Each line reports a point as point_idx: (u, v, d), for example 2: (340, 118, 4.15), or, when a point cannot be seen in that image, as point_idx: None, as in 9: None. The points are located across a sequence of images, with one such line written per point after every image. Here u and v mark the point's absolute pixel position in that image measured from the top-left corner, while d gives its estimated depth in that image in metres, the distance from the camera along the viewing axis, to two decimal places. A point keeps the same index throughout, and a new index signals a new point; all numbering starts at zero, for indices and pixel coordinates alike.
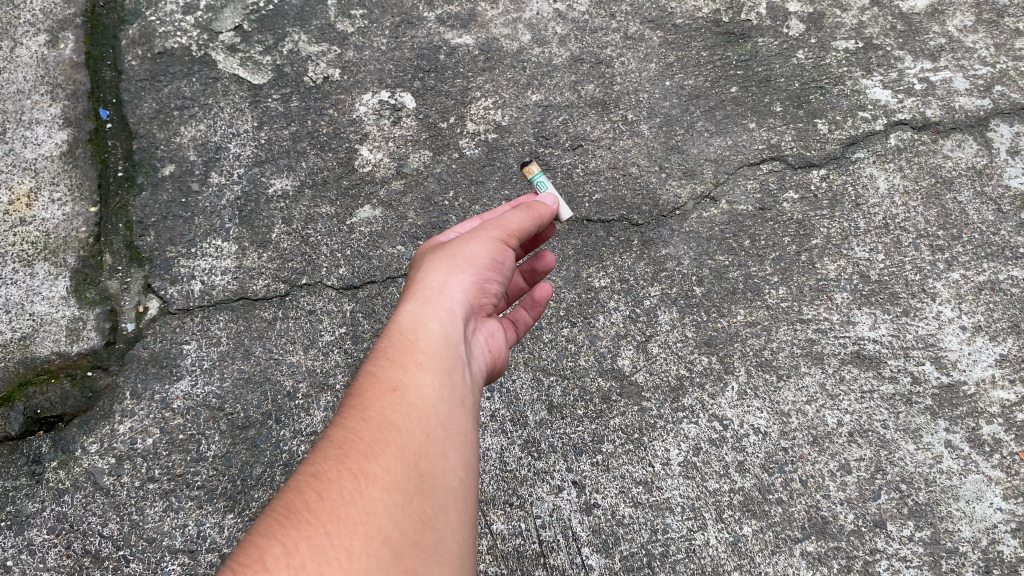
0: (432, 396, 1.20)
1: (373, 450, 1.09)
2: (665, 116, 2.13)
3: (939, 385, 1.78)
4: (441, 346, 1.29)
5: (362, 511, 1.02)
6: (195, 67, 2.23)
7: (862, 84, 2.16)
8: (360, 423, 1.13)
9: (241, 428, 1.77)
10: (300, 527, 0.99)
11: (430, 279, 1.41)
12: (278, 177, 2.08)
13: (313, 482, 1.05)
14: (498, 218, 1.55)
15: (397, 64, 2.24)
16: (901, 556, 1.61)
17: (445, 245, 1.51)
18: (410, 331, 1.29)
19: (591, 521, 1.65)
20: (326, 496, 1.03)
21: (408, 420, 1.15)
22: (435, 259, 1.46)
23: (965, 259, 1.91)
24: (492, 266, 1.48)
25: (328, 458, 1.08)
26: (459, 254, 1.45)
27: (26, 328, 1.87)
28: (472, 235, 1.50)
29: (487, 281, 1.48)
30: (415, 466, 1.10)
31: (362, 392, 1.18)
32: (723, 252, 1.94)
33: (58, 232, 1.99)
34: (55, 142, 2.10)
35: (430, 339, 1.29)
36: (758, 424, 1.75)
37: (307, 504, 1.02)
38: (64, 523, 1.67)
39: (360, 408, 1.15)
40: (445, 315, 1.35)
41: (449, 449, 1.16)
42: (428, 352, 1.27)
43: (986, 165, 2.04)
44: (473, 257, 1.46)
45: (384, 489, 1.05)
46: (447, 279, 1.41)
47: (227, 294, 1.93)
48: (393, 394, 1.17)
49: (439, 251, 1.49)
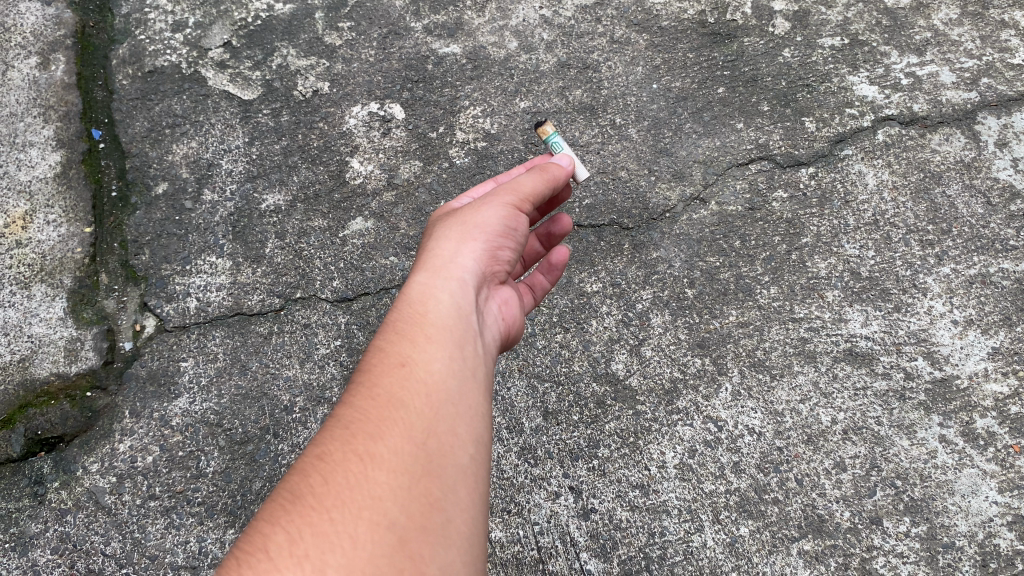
0: (442, 371, 1.17)
1: (380, 430, 1.06)
2: (653, 119, 2.13)
3: (932, 380, 1.78)
4: (452, 319, 1.26)
5: (368, 495, 0.98)
6: (185, 84, 2.24)
7: (848, 80, 2.16)
8: (367, 402, 1.10)
9: (239, 443, 1.79)
10: (305, 514, 0.96)
11: (442, 247, 1.41)
12: (271, 192, 2.09)
13: (319, 465, 1.02)
14: (509, 186, 1.55)
15: (385, 75, 2.25)
16: (898, 552, 1.62)
17: (456, 212, 1.50)
18: (420, 303, 1.27)
19: (589, 526, 1.66)
20: (332, 479, 1.00)
21: (416, 398, 1.12)
22: (446, 227, 1.46)
23: (955, 253, 1.92)
24: (503, 233, 1.48)
25: (334, 439, 1.05)
26: (470, 221, 1.44)
27: (25, 349, 1.89)
28: (484, 202, 1.50)
29: (499, 249, 1.46)
30: (424, 445, 1.07)
31: (370, 370, 1.16)
32: (714, 254, 1.95)
33: (54, 253, 2.00)
34: (49, 164, 2.11)
35: (440, 312, 1.26)
36: (753, 424, 1.75)
37: (312, 489, 0.99)
38: (67, 543, 1.69)
39: (368, 386, 1.13)
40: (456, 285, 1.33)
41: (460, 427, 1.12)
42: (439, 324, 1.24)
43: (974, 158, 2.04)
44: (484, 224, 1.45)
45: (390, 471, 1.02)
46: (458, 246, 1.40)
47: (222, 310, 1.94)
48: (401, 371, 1.14)
49: (450, 218, 1.49)
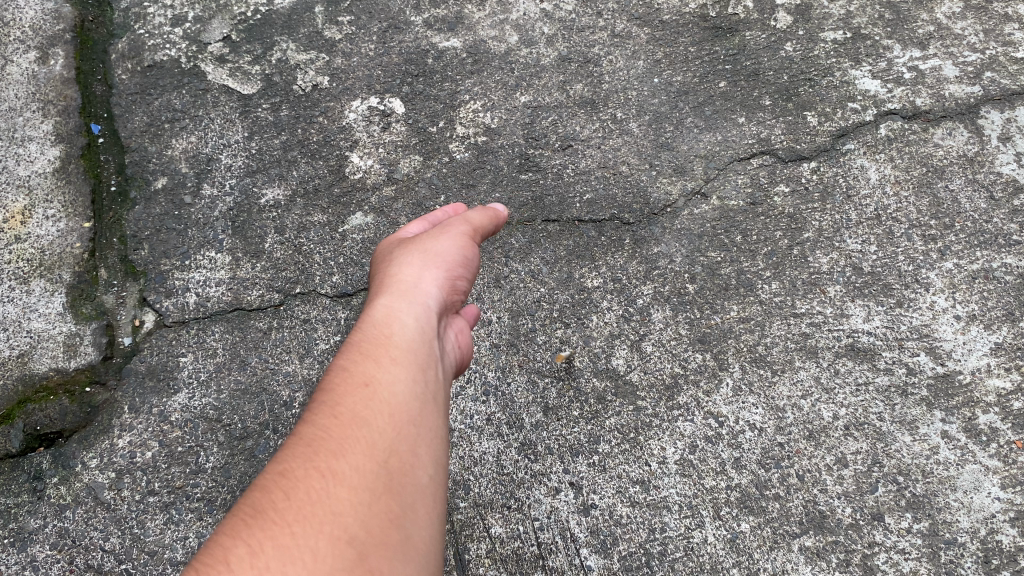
0: (405, 391, 1.13)
1: (342, 448, 1.03)
2: (654, 113, 2.12)
3: (934, 375, 1.77)
4: (416, 341, 1.22)
5: (328, 511, 0.95)
6: (184, 79, 2.23)
7: (851, 75, 2.15)
8: (331, 419, 1.07)
9: (239, 439, 1.78)
10: (266, 528, 0.93)
11: (403, 273, 1.37)
12: (270, 187, 2.08)
13: (280, 481, 0.99)
14: (465, 217, 1.53)
15: (385, 69, 2.24)
16: (899, 549, 1.61)
17: (414, 241, 1.47)
18: (385, 326, 1.22)
19: (589, 522, 1.66)
20: (293, 495, 0.97)
21: (379, 416, 1.08)
22: (405, 255, 1.42)
23: (958, 248, 1.91)
24: (461, 262, 1.43)
25: (295, 457, 1.02)
26: (430, 251, 1.41)
27: (24, 344, 1.88)
28: (442, 232, 1.47)
29: (459, 278, 1.43)
30: (386, 463, 1.03)
31: (334, 388, 1.12)
32: (715, 249, 1.94)
33: (53, 248, 2.00)
34: (48, 158, 2.10)
35: (405, 331, 1.23)
36: (754, 420, 1.75)
37: (274, 504, 0.96)
38: (66, 538, 1.69)
39: (332, 403, 1.10)
40: (419, 308, 1.29)
41: (424, 444, 1.09)
42: (403, 348, 1.20)
43: (977, 153, 2.03)
44: (443, 253, 1.42)
45: (351, 487, 0.99)
46: (419, 273, 1.36)
47: (222, 305, 1.94)
48: (365, 388, 1.11)
49: (409, 246, 1.45)
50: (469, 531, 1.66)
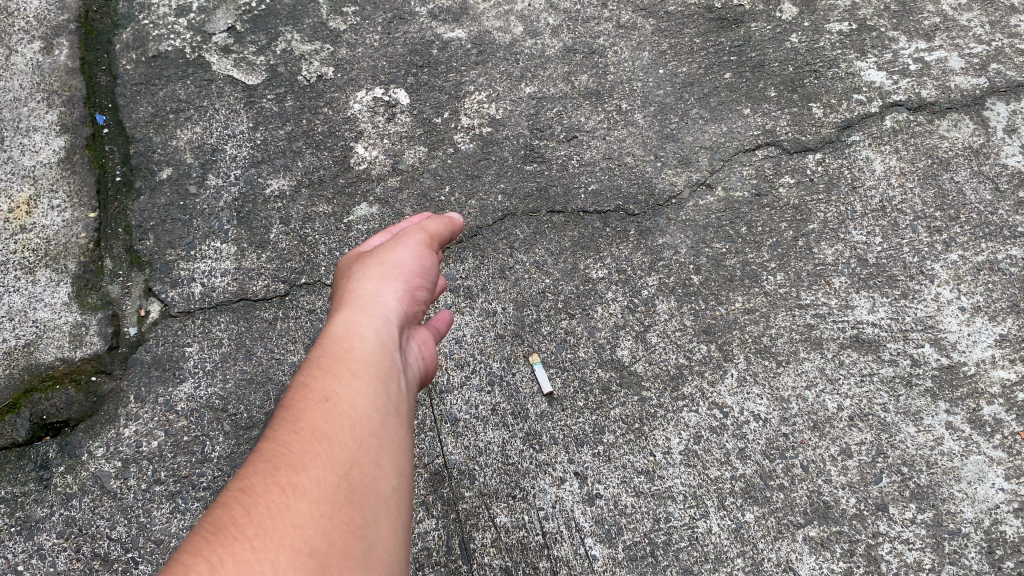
0: (367, 405, 1.11)
1: (303, 463, 1.01)
2: (659, 104, 2.12)
3: (939, 367, 1.77)
4: (377, 354, 1.19)
5: (289, 524, 0.94)
6: (189, 69, 2.23)
7: (856, 66, 2.14)
8: (291, 434, 1.05)
9: (245, 429, 1.79)
10: (226, 544, 0.92)
11: (361, 287, 1.32)
12: (275, 177, 2.08)
13: (241, 498, 0.98)
14: (420, 227, 1.48)
15: (389, 60, 2.23)
16: (903, 539, 1.62)
17: (370, 254, 1.42)
18: (345, 340, 1.19)
19: (593, 512, 1.67)
20: (254, 511, 0.95)
21: (340, 430, 1.06)
22: (363, 269, 1.37)
23: (963, 240, 1.91)
24: (421, 273, 1.39)
25: (255, 473, 1.00)
26: (388, 263, 1.37)
27: (30, 334, 1.89)
28: (399, 243, 1.43)
29: (419, 289, 1.38)
30: (347, 476, 1.01)
31: (294, 403, 1.10)
32: (720, 240, 1.94)
33: (58, 238, 2.00)
34: (53, 149, 2.11)
35: (366, 343, 1.20)
36: (758, 410, 1.75)
37: (235, 521, 0.95)
38: (73, 527, 1.69)
39: (292, 419, 1.08)
40: (380, 319, 1.25)
41: (386, 457, 1.07)
42: (363, 362, 1.17)
43: (983, 144, 2.03)
44: (401, 264, 1.37)
45: (313, 501, 0.97)
46: (379, 285, 1.32)
47: (227, 295, 1.94)
48: (326, 402, 1.09)
49: (365, 260, 1.40)
50: (475, 521, 1.67)
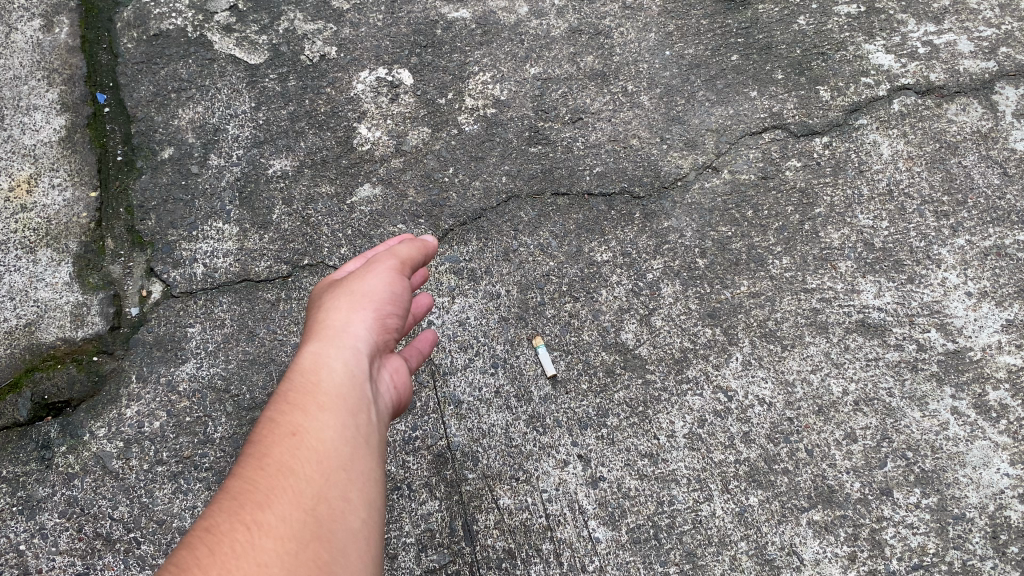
0: (335, 438, 1.13)
1: (268, 501, 1.04)
2: (665, 86, 2.10)
3: (945, 352, 1.77)
4: (346, 384, 1.20)
5: (253, 566, 0.96)
6: (191, 48, 2.21)
7: (864, 49, 2.12)
8: (258, 471, 1.08)
9: (247, 409, 1.78)
10: None
11: (331, 317, 1.31)
12: (277, 158, 2.06)
13: (205, 538, 1.00)
14: (393, 251, 1.46)
15: (393, 40, 2.21)
16: (907, 523, 1.61)
17: (341, 281, 1.40)
18: (312, 371, 1.20)
19: (597, 494, 1.67)
20: (218, 552, 0.98)
21: (307, 466, 1.08)
22: (333, 297, 1.36)
23: (970, 224, 1.89)
24: (393, 299, 1.37)
25: (221, 513, 1.03)
26: (358, 290, 1.35)
27: (31, 313, 1.88)
28: (371, 267, 1.40)
29: (392, 315, 1.36)
30: (312, 513, 1.04)
31: (261, 439, 1.12)
32: (726, 223, 1.92)
33: (59, 218, 1.99)
34: (53, 127, 2.09)
35: (335, 375, 1.21)
36: (763, 394, 1.75)
37: (199, 562, 0.97)
38: (75, 507, 1.69)
39: (259, 455, 1.10)
40: (350, 351, 1.25)
41: (354, 490, 1.09)
42: (331, 395, 1.18)
43: (991, 128, 2.01)
44: (372, 292, 1.35)
45: (276, 541, 0.99)
46: (349, 315, 1.31)
47: (230, 276, 1.93)
48: (293, 438, 1.11)
49: (336, 288, 1.39)
50: (478, 503, 1.67)
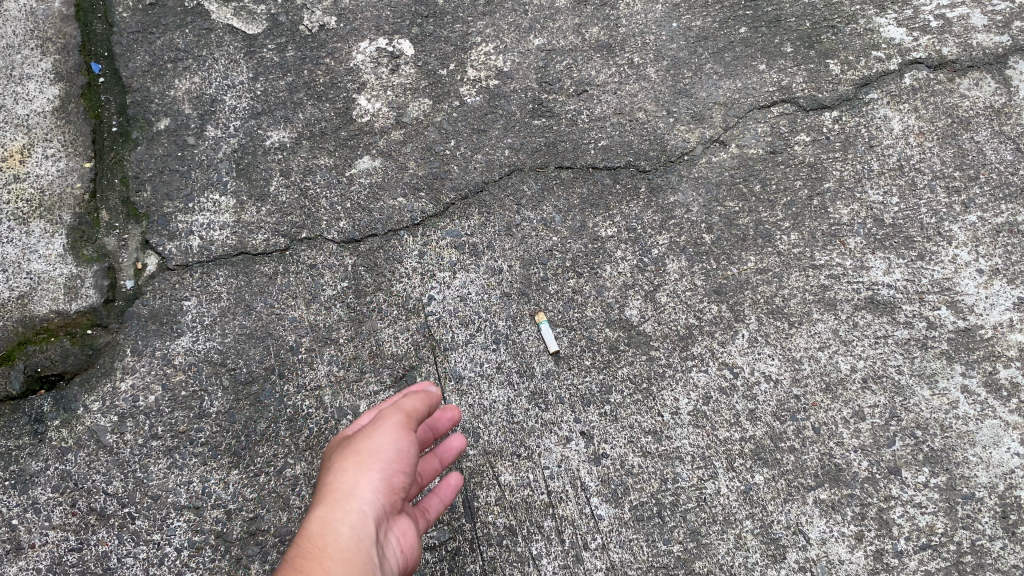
0: None
1: None
2: (672, 59, 2.05)
3: (955, 329, 1.73)
4: (352, 551, 1.24)
5: None
6: (187, 18, 2.16)
7: (875, 22, 2.08)
8: None
9: (244, 384, 1.75)
10: None
11: (337, 481, 1.33)
12: (275, 129, 2.01)
13: None
14: (398, 405, 1.46)
15: (394, 10, 2.16)
16: (915, 503, 1.59)
17: (352, 438, 1.41)
18: (318, 540, 1.25)
19: (600, 471, 1.65)
20: None
21: None
22: (341, 461, 1.37)
23: (982, 201, 1.85)
24: (399, 456, 1.37)
25: None
26: (364, 451, 1.36)
27: (24, 286, 1.83)
28: (378, 423, 1.41)
29: (400, 477, 1.36)
30: None
31: None
32: (733, 198, 1.88)
33: (53, 188, 1.93)
34: (47, 97, 2.03)
35: (341, 543, 1.25)
36: (769, 371, 1.72)
37: None
38: (68, 481, 1.66)
39: None
40: (357, 521, 1.28)
41: None
42: (336, 562, 1.22)
43: (1004, 104, 1.96)
44: (377, 451, 1.36)
45: None
46: (354, 480, 1.32)
47: (226, 249, 1.88)
48: None
49: (346, 448, 1.40)
50: (479, 479, 1.65)
